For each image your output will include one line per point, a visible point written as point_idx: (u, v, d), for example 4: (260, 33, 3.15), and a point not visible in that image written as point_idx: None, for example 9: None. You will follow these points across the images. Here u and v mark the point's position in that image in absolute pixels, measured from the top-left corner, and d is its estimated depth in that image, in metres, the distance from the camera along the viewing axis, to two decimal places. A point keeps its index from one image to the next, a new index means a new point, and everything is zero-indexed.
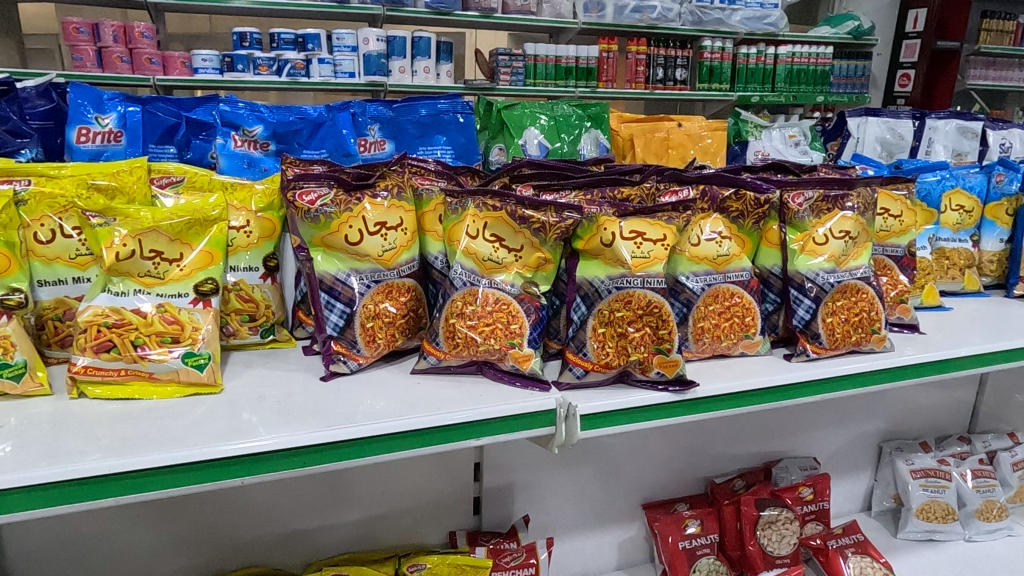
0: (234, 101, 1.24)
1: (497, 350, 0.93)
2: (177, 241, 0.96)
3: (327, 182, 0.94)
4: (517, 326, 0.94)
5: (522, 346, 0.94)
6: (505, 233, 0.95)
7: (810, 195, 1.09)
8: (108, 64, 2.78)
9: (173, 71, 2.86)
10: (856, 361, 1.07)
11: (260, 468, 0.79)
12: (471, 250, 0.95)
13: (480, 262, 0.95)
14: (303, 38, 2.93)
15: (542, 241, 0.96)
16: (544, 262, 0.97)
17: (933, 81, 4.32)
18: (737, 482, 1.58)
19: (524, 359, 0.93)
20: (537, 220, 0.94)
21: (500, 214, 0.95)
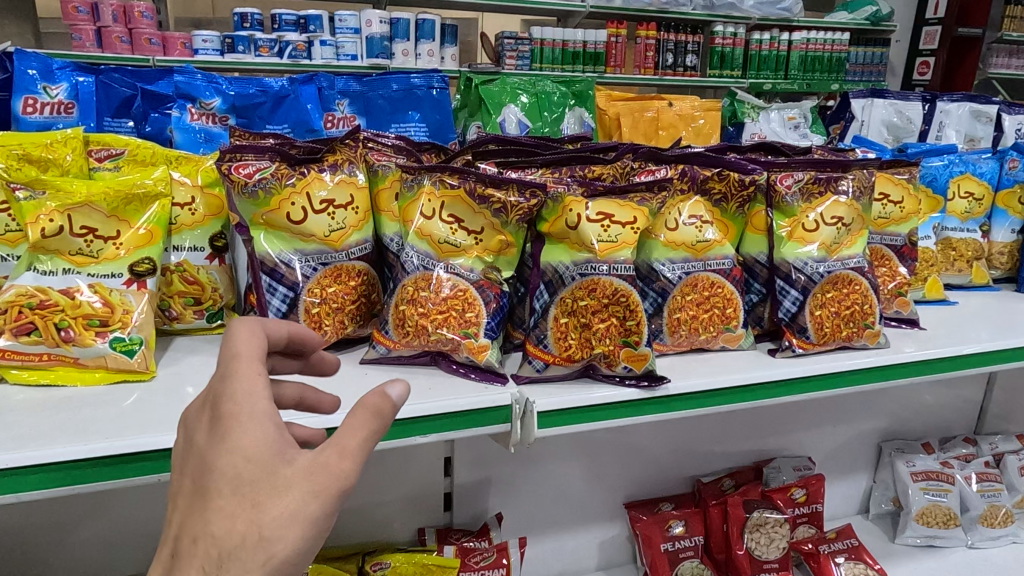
0: (190, 71, 1.18)
1: (450, 340, 0.86)
2: (114, 217, 0.90)
3: (270, 156, 0.87)
4: (473, 314, 0.87)
5: (477, 336, 0.86)
6: (463, 214, 0.88)
7: (800, 177, 1.00)
8: (108, 44, 2.61)
9: (173, 52, 2.69)
10: (846, 358, 0.99)
11: None
12: (425, 231, 0.88)
13: (435, 245, 0.88)
14: (306, 19, 2.70)
15: (503, 222, 0.88)
16: (507, 245, 0.90)
17: (953, 70, 4.19)
18: (726, 481, 1.51)
19: (480, 350, 0.86)
20: (497, 199, 0.87)
21: (457, 194, 0.88)
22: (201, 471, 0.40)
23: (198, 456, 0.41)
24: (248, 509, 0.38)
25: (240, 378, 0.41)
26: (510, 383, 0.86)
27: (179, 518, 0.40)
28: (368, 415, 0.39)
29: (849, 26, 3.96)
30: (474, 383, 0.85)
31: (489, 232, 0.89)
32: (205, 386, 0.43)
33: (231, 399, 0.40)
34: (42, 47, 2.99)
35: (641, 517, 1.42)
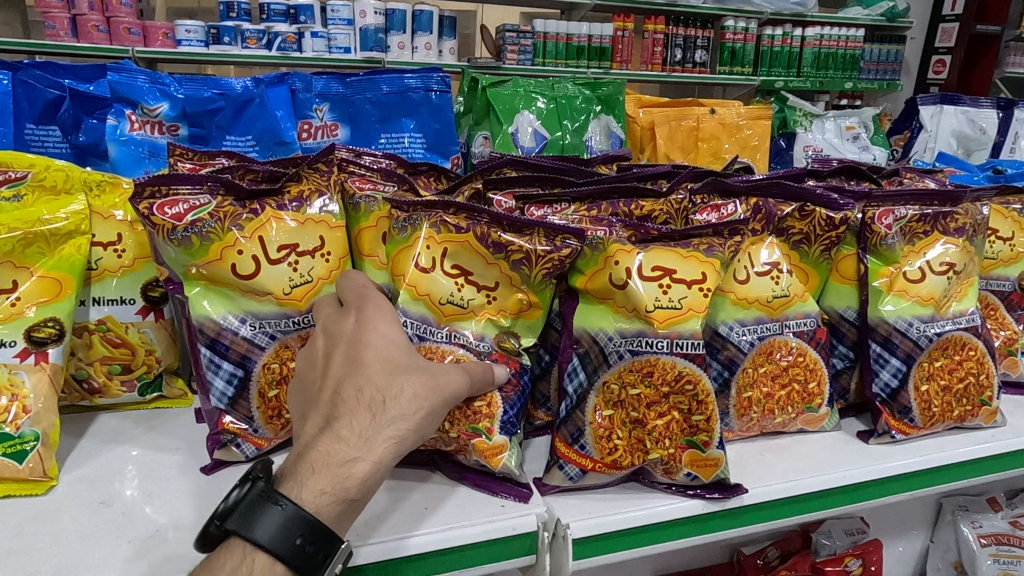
0: (130, 68, 0.95)
1: (455, 439, 0.62)
2: (6, 264, 0.68)
3: (210, 187, 0.65)
4: (483, 403, 0.63)
5: (491, 432, 0.62)
6: (473, 266, 0.65)
7: (902, 214, 0.78)
8: (83, 34, 2.13)
9: (156, 44, 2.21)
10: (958, 445, 0.78)
11: None
12: (419, 287, 0.65)
13: (434, 308, 0.65)
14: (296, 8, 2.31)
15: (526, 277, 0.66)
16: (528, 306, 0.68)
17: (971, 69, 3.98)
18: (771, 551, 1.29)
19: (494, 452, 0.63)
20: (518, 248, 0.65)
21: (465, 241, 0.65)
22: (356, 347, 0.53)
23: (348, 340, 0.54)
24: (404, 375, 0.51)
25: (377, 299, 0.57)
26: (536, 496, 0.64)
27: (334, 382, 0.51)
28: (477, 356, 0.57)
29: (864, 22, 3.75)
30: (485, 496, 0.63)
31: (506, 289, 0.66)
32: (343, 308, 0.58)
33: (375, 308, 0.56)
34: None
35: None
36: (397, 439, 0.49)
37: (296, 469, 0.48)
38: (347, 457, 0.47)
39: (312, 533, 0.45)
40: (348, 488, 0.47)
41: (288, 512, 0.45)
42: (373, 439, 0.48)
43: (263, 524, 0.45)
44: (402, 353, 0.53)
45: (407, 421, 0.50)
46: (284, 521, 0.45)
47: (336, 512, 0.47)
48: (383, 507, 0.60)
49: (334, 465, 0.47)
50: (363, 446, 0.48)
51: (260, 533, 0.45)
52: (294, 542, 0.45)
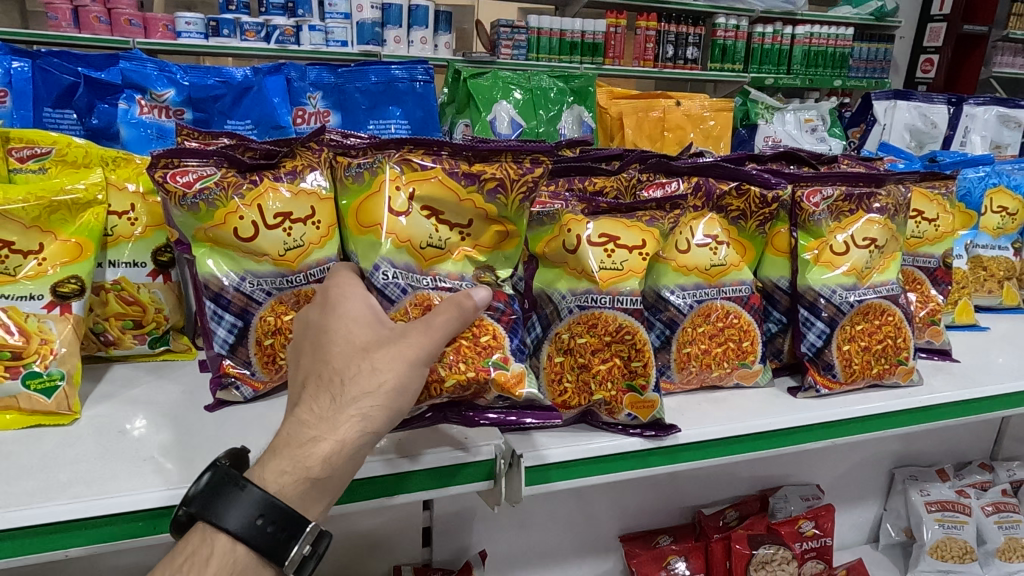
0: (140, 58, 1.05)
1: (473, 379, 0.65)
2: (35, 229, 0.77)
3: (216, 161, 0.75)
4: (488, 338, 0.68)
5: (509, 363, 0.67)
6: (446, 204, 0.71)
7: (829, 193, 0.88)
8: (85, 25, 2.22)
9: (156, 35, 2.30)
10: (876, 399, 0.88)
11: (94, 536, 0.61)
12: (402, 235, 0.70)
13: (415, 252, 0.70)
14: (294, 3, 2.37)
15: (500, 208, 0.72)
16: (500, 237, 0.74)
17: (957, 69, 4.10)
18: (729, 513, 1.39)
19: (518, 380, 0.68)
20: (486, 177, 0.72)
21: (435, 178, 0.71)
22: (318, 333, 0.56)
23: (314, 325, 0.57)
24: (363, 353, 0.54)
25: (344, 283, 0.60)
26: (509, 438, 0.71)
27: (302, 370, 0.55)
28: (453, 307, 0.58)
29: (854, 20, 3.86)
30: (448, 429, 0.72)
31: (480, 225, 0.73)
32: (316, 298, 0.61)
33: (341, 292, 0.59)
34: None
35: (637, 552, 1.32)
36: (361, 415, 0.52)
37: (266, 452, 0.53)
38: (309, 437, 0.52)
39: (270, 513, 0.51)
40: (311, 465, 0.51)
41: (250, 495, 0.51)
42: (335, 420, 0.52)
43: (230, 505, 0.51)
44: (365, 334, 0.55)
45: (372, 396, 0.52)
46: (246, 504, 0.51)
47: (300, 491, 0.52)
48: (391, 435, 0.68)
49: (298, 444, 0.52)
50: (327, 426, 0.52)
51: (232, 513, 0.51)
52: (255, 521, 0.50)
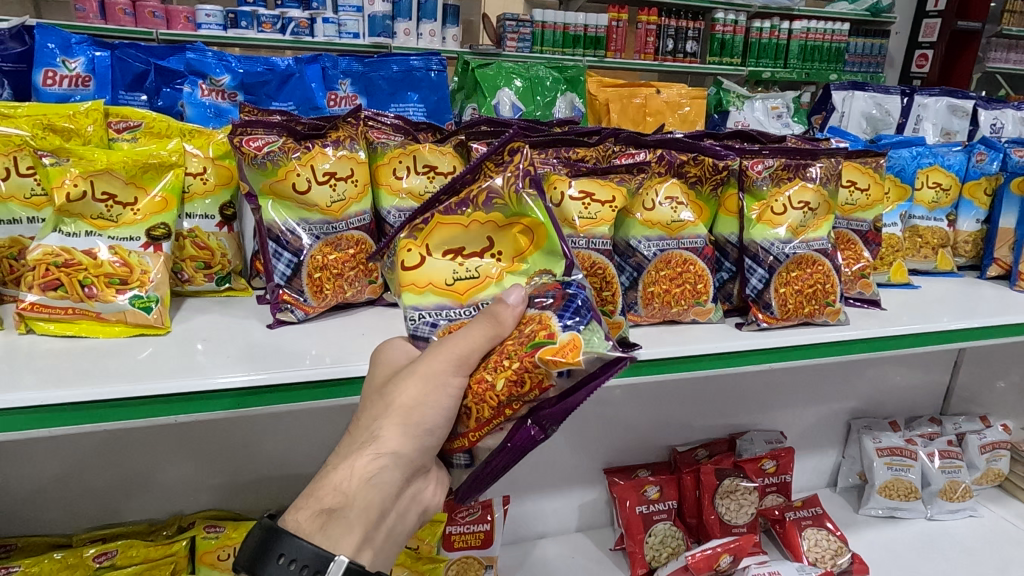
0: (202, 49, 1.25)
1: (520, 371, 0.63)
2: (132, 184, 0.98)
3: (278, 131, 0.95)
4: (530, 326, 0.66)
5: (554, 337, 0.63)
6: (460, 238, 0.73)
7: (770, 164, 1.08)
8: (138, 18, 2.69)
9: (178, 26, 2.73)
10: (807, 332, 1.06)
11: (192, 408, 0.81)
12: (431, 275, 0.73)
13: (444, 287, 0.72)
14: None
15: (503, 208, 0.72)
16: (529, 238, 0.73)
17: (951, 63, 4.27)
18: (700, 451, 1.60)
19: (570, 348, 0.62)
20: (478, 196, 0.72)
21: (434, 219, 0.72)
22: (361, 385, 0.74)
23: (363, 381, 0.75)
24: (382, 388, 0.69)
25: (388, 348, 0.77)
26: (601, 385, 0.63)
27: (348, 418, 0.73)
28: (477, 321, 0.66)
29: (851, 16, 4.02)
30: None
31: (500, 235, 0.73)
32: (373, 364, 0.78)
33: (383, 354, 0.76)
34: (46, 14, 2.90)
35: (619, 481, 1.52)
36: (371, 437, 0.65)
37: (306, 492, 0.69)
38: (331, 467, 0.66)
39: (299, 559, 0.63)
40: (328, 491, 0.64)
41: (285, 545, 0.63)
42: (350, 449, 0.66)
43: (270, 553, 0.64)
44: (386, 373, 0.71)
45: (382, 415, 0.66)
46: (283, 552, 0.63)
47: (322, 522, 0.64)
48: (482, 453, 0.67)
49: (324, 474, 0.66)
50: (347, 453, 0.66)
51: (273, 561, 0.63)
52: (288, 566, 0.63)
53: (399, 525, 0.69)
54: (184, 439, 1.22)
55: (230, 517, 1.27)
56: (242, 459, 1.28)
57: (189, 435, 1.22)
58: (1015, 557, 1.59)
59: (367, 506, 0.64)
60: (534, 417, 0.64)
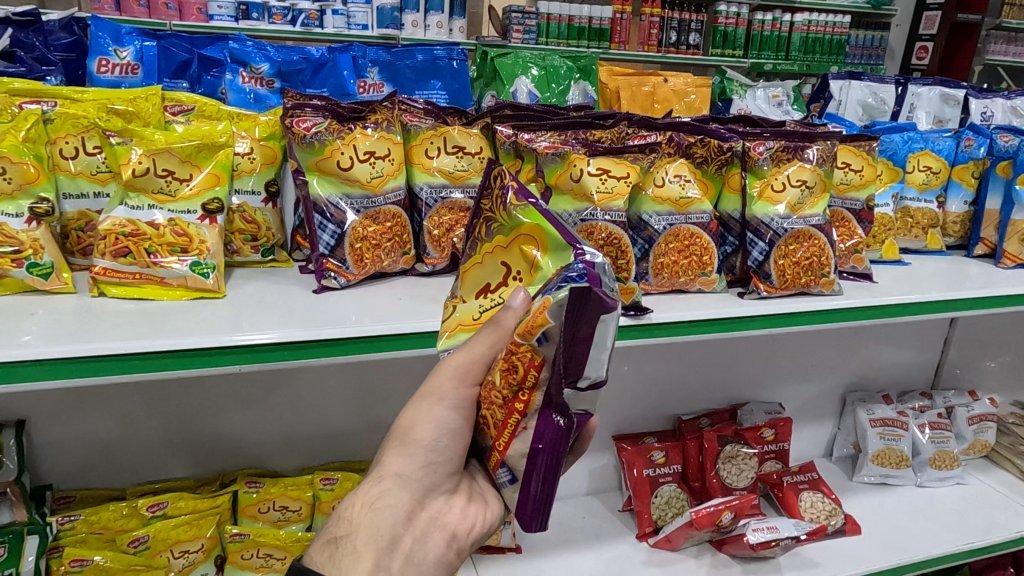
0: (243, 40, 1.34)
1: (513, 355, 0.62)
2: (187, 163, 1.06)
3: (324, 113, 1.05)
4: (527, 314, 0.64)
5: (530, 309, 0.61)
6: (483, 275, 0.73)
7: (771, 145, 1.17)
8: (154, 10, 2.80)
9: (191, 18, 2.84)
10: (804, 300, 1.16)
11: (253, 359, 0.90)
12: (464, 317, 0.74)
13: (473, 323, 0.72)
14: None
15: (502, 230, 0.71)
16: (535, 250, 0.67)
17: (950, 56, 4.35)
18: (703, 420, 1.69)
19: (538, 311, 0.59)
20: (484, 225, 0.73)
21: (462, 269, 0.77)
22: None
23: None
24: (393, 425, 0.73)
25: None
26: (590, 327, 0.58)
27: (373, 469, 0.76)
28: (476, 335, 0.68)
29: (851, 9, 4.11)
30: None
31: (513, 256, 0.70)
32: None
33: None
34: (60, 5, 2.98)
35: (627, 447, 1.61)
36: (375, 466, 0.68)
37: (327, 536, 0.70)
38: (342, 504, 0.68)
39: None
40: (337, 526, 0.66)
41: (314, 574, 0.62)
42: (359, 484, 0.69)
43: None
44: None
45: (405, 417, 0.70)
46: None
47: (329, 552, 0.65)
48: (516, 463, 0.63)
49: (336, 513, 0.68)
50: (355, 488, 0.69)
51: None
52: None
53: (420, 554, 0.66)
54: (227, 397, 1.33)
55: (269, 475, 1.37)
56: (280, 414, 1.38)
57: (232, 395, 1.33)
58: (999, 521, 1.69)
59: (371, 527, 0.64)
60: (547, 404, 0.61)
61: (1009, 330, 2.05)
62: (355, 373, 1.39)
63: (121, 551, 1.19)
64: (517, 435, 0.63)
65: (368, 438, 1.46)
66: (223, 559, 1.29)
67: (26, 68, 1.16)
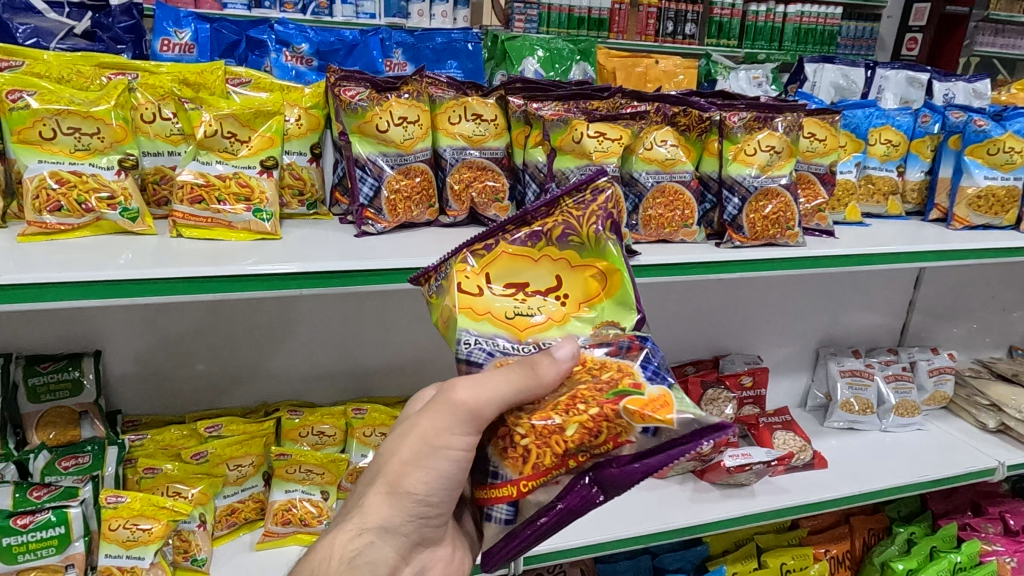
0: (286, 23, 1.54)
1: (597, 416, 0.72)
2: (246, 127, 1.25)
3: (366, 84, 1.24)
4: (608, 373, 0.75)
5: (643, 389, 0.73)
6: (528, 275, 0.83)
7: (743, 116, 1.35)
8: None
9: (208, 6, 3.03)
10: (770, 249, 1.35)
11: (309, 284, 1.09)
12: (494, 307, 0.80)
13: (504, 321, 0.80)
14: None
15: (578, 249, 0.82)
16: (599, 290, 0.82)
17: (939, 47, 4.54)
18: (689, 367, 1.90)
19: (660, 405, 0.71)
20: (550, 234, 0.82)
21: (504, 252, 0.82)
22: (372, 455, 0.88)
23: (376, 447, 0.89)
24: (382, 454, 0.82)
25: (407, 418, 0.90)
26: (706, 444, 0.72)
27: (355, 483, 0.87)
28: (511, 378, 0.73)
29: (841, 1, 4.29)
30: None
31: (568, 278, 0.83)
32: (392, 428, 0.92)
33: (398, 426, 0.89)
34: None
35: None
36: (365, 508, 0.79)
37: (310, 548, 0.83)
38: (329, 534, 0.80)
39: None
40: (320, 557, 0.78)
41: None
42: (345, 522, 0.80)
43: None
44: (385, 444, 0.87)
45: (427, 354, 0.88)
46: None
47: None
48: (526, 508, 0.76)
49: (324, 539, 0.80)
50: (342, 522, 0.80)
51: None
52: None
53: None
54: (271, 333, 1.54)
55: (307, 405, 1.56)
56: (317, 349, 1.59)
57: (275, 332, 1.54)
58: (952, 459, 1.89)
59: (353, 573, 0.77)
60: (603, 474, 0.73)
61: (970, 295, 2.25)
62: (381, 308, 1.60)
63: (186, 462, 1.38)
64: (546, 485, 0.74)
65: (391, 371, 1.67)
66: (269, 475, 1.48)
67: (103, 46, 1.36)
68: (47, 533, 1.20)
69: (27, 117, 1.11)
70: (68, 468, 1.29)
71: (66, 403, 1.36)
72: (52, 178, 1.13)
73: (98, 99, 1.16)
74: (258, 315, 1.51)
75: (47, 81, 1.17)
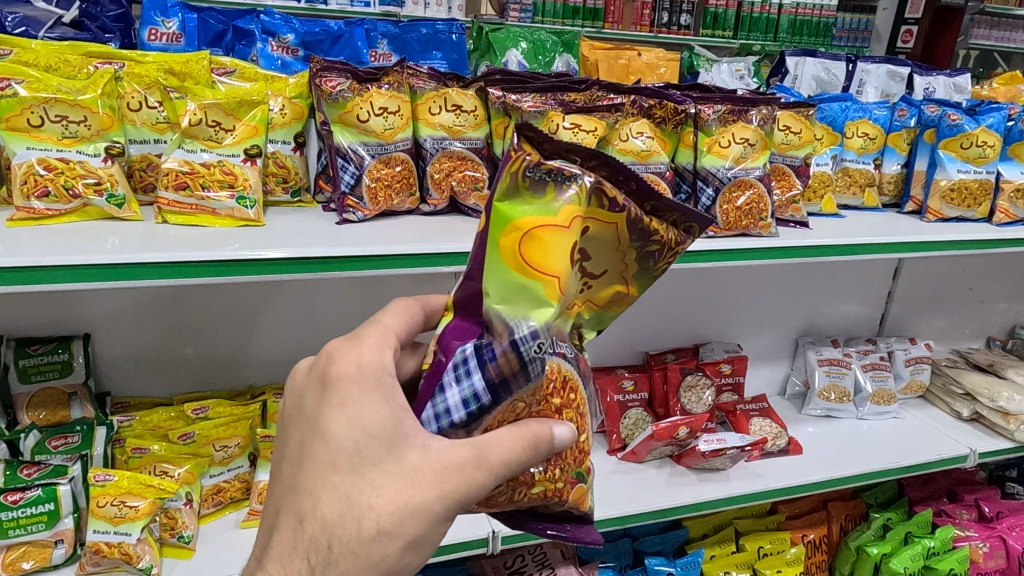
0: (272, 14, 1.56)
1: (560, 487, 0.80)
2: (230, 116, 1.28)
3: (347, 75, 1.28)
4: (585, 439, 0.82)
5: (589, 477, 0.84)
6: (595, 252, 0.78)
7: (719, 109, 1.40)
8: None
9: None
10: (746, 240, 1.38)
11: (290, 270, 1.11)
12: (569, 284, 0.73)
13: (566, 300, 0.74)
14: None
15: (640, 269, 0.81)
16: (618, 304, 0.84)
17: (934, 39, 4.55)
18: (669, 355, 1.95)
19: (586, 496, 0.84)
20: (652, 244, 0.78)
21: (616, 223, 0.75)
22: (317, 480, 0.70)
23: (318, 461, 0.70)
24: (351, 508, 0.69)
25: (357, 426, 0.70)
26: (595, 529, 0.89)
27: (294, 509, 0.71)
28: (524, 444, 0.71)
29: None
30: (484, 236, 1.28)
31: (610, 278, 0.81)
32: (332, 424, 0.70)
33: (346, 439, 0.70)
34: None
35: (601, 376, 1.87)
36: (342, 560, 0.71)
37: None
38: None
39: None
40: None
41: None
42: None
43: None
44: (348, 478, 0.70)
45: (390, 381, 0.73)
46: None
47: None
48: None
49: None
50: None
51: None
52: None
53: None
54: (252, 319, 1.57)
55: None
56: (301, 334, 1.62)
57: (261, 318, 1.58)
58: (925, 446, 1.93)
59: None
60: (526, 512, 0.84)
61: (948, 287, 2.29)
62: (365, 293, 1.64)
63: (173, 443, 1.43)
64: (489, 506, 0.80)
65: None
66: (255, 456, 1.52)
67: (91, 35, 1.39)
68: (37, 509, 1.25)
69: (15, 105, 1.14)
70: (58, 447, 1.35)
71: (55, 383, 1.39)
72: (40, 165, 1.16)
73: (84, 88, 1.19)
74: (240, 299, 1.54)
75: (34, 70, 1.20)
